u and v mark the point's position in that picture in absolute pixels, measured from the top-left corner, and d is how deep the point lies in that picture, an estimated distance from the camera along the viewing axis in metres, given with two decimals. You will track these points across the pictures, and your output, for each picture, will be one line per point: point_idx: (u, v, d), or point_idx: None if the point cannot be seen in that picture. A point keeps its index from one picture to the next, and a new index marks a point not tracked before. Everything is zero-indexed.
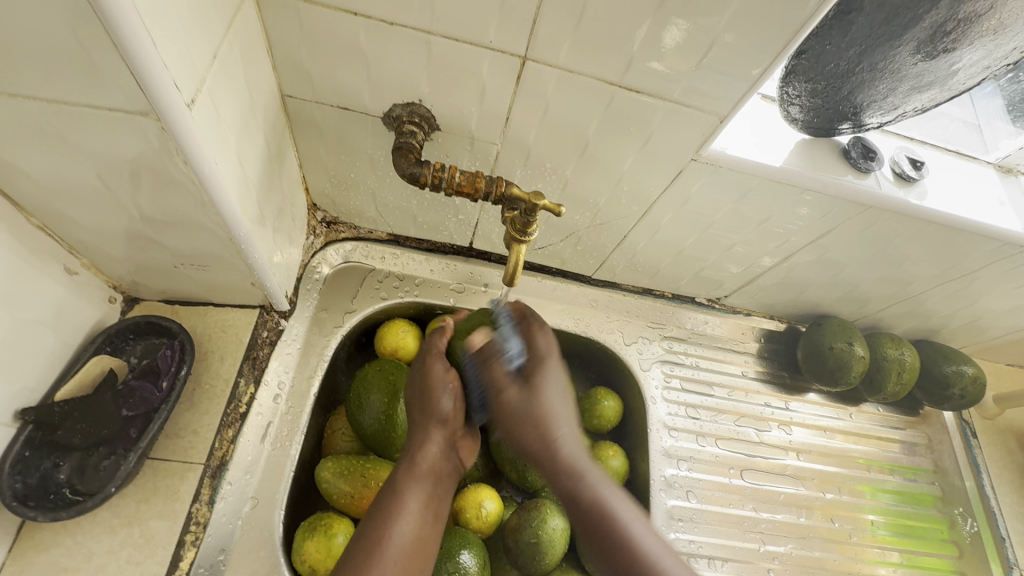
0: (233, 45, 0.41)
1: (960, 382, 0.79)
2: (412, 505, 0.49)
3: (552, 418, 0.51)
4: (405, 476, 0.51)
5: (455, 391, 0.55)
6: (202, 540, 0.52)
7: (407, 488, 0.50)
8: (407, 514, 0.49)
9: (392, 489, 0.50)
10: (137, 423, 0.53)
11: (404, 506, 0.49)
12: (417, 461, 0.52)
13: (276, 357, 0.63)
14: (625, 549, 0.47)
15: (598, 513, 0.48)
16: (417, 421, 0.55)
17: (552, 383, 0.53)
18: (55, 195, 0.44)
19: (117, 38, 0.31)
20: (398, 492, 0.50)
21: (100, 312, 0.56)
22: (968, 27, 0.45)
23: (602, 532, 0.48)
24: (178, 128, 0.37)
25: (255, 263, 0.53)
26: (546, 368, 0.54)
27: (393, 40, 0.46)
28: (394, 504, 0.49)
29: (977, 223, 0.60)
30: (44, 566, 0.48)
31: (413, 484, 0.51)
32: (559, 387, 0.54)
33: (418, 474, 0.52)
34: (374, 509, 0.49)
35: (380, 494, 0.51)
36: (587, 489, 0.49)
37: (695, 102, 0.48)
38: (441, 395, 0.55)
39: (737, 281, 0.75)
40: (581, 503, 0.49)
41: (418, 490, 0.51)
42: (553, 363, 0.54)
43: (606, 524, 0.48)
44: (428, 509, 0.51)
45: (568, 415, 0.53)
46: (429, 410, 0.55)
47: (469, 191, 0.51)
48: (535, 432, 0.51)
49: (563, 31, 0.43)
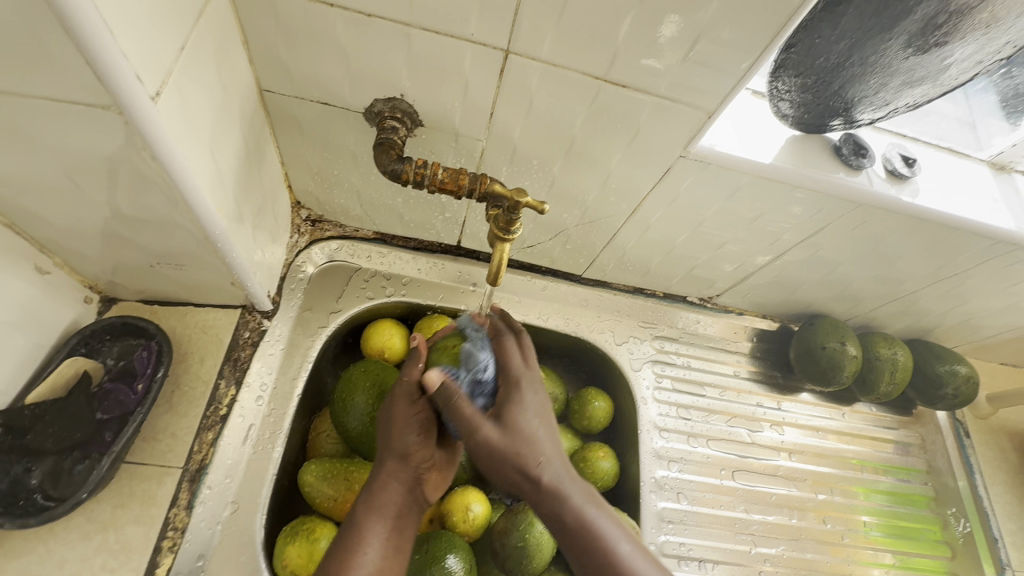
0: (204, 38, 0.40)
1: (953, 382, 0.78)
2: (375, 538, 0.47)
3: (533, 440, 0.45)
4: (369, 509, 0.48)
5: (422, 422, 0.50)
6: (180, 546, 0.51)
7: (370, 523, 0.47)
8: (370, 544, 0.47)
9: (354, 519, 0.48)
10: (112, 427, 0.51)
11: (367, 539, 0.47)
12: (376, 497, 0.49)
13: (259, 357, 0.61)
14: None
15: (592, 542, 0.43)
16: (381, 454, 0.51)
17: (535, 408, 0.47)
18: (21, 192, 0.43)
19: (72, 28, 0.29)
20: (360, 525, 0.47)
21: (75, 312, 0.54)
22: (960, 19, 0.44)
23: (595, 563, 0.43)
24: (144, 123, 0.36)
25: (233, 262, 0.52)
26: (534, 385, 0.48)
27: (372, 33, 0.44)
28: (355, 540, 0.46)
29: (971, 221, 0.59)
30: (15, 573, 0.47)
31: (372, 520, 0.47)
32: (541, 410, 0.47)
33: (377, 509, 0.48)
34: (331, 548, 0.47)
35: (343, 526, 0.48)
36: (580, 526, 0.44)
37: (683, 98, 0.47)
38: (406, 429, 0.50)
39: (729, 280, 0.74)
40: (574, 543, 0.44)
41: (382, 526, 0.48)
42: (534, 380, 0.49)
43: (599, 554, 0.43)
44: (389, 546, 0.48)
45: (553, 440, 0.46)
46: (392, 444, 0.50)
47: (452, 188, 0.50)
48: (516, 462, 0.44)
49: (545, 23, 0.42)
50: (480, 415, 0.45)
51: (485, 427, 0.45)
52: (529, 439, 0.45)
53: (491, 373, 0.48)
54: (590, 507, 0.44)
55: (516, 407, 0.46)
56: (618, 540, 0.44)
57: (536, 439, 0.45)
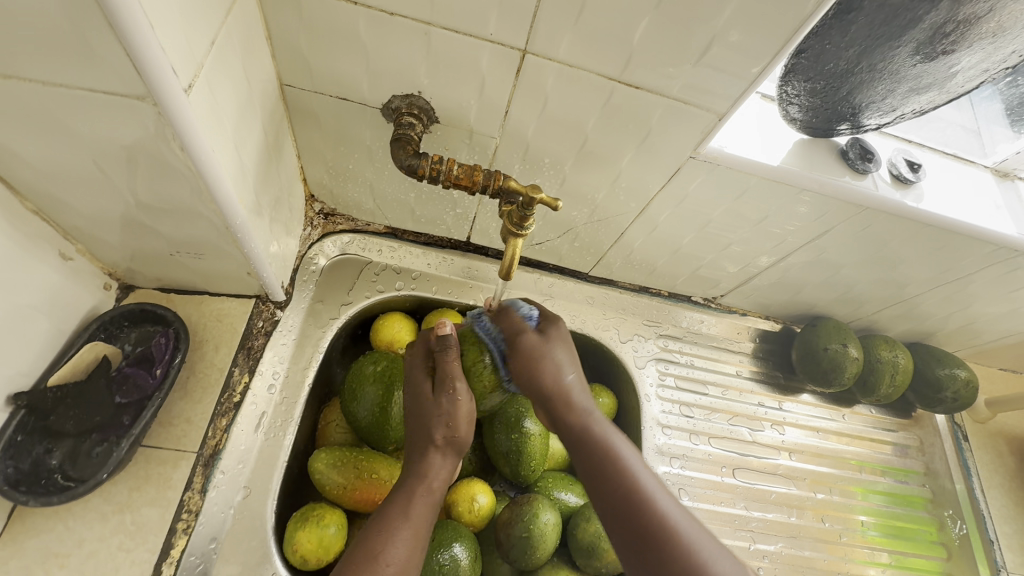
0: (232, 34, 0.41)
1: (953, 386, 0.79)
2: (417, 522, 0.45)
3: (565, 389, 0.50)
4: (418, 491, 0.47)
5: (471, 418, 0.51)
6: (193, 528, 0.52)
7: (415, 507, 0.46)
8: (407, 534, 0.44)
9: (400, 505, 0.46)
10: (130, 411, 0.53)
11: (410, 525, 0.45)
12: (425, 481, 0.47)
13: (271, 346, 0.62)
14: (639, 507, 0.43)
15: (609, 461, 0.46)
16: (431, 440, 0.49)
17: (563, 349, 0.52)
18: (50, 179, 0.44)
19: (115, 22, 0.31)
20: (405, 508, 0.46)
21: (95, 299, 0.56)
22: (967, 28, 0.45)
23: (613, 490, 0.44)
24: (176, 114, 0.37)
25: (251, 252, 0.53)
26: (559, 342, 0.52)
27: (393, 31, 0.45)
28: (400, 520, 0.45)
29: (973, 226, 0.60)
30: (36, 551, 0.48)
31: (418, 503, 0.46)
32: (572, 356, 0.52)
33: (423, 494, 0.47)
34: (373, 524, 0.45)
35: (386, 506, 0.46)
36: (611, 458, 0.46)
37: (694, 100, 0.48)
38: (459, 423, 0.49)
39: (733, 280, 0.76)
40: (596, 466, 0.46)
41: (424, 510, 0.46)
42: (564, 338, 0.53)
43: (621, 483, 0.44)
44: (425, 533, 0.46)
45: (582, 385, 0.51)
46: (448, 434, 0.49)
47: (467, 184, 0.51)
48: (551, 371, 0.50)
49: (562, 26, 0.43)
50: (527, 328, 0.52)
51: (528, 334, 0.51)
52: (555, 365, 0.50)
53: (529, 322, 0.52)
54: (620, 445, 0.48)
55: (559, 335, 0.52)
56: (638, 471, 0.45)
57: (565, 377, 0.51)
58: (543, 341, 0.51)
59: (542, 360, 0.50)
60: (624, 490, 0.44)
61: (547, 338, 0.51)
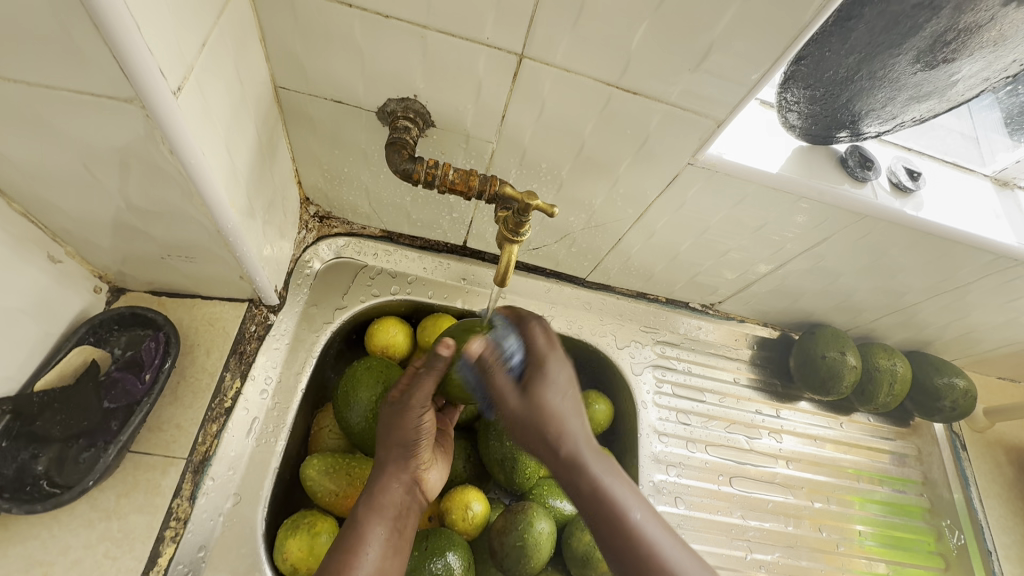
0: (225, 35, 0.41)
1: (951, 395, 0.79)
2: (375, 537, 0.47)
3: (559, 415, 0.48)
4: (368, 505, 0.49)
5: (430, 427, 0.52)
6: (182, 536, 0.52)
7: (369, 524, 0.48)
8: (366, 549, 0.47)
9: (355, 522, 0.48)
10: (118, 416, 0.52)
11: (367, 539, 0.47)
12: (380, 496, 0.49)
13: (264, 351, 0.62)
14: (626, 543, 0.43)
15: (606, 505, 0.45)
16: (385, 453, 0.51)
17: (557, 382, 0.49)
18: (38, 181, 0.43)
19: (101, 22, 0.30)
20: (360, 523, 0.48)
21: (84, 302, 0.55)
22: (968, 37, 0.45)
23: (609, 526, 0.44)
24: (165, 116, 0.36)
25: (243, 256, 0.53)
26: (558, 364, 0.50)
27: (388, 34, 0.45)
28: (354, 538, 0.47)
29: (973, 235, 0.60)
30: (20, 559, 0.47)
31: (376, 518, 0.48)
32: (566, 386, 0.49)
33: (380, 508, 0.49)
34: (334, 546, 0.47)
35: (342, 529, 0.49)
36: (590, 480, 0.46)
37: (693, 106, 0.48)
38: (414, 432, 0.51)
39: (732, 287, 0.75)
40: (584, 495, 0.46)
41: (383, 526, 0.48)
42: (557, 360, 0.50)
43: (611, 517, 0.44)
44: (390, 545, 0.48)
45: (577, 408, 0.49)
46: (401, 441, 0.51)
47: (462, 189, 0.51)
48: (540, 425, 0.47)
49: (560, 30, 0.43)
50: (510, 382, 0.48)
51: (511, 396, 0.48)
52: (551, 413, 0.47)
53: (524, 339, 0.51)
54: (608, 476, 0.46)
55: (545, 379, 0.48)
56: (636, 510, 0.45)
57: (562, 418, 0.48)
58: (542, 368, 0.49)
59: (544, 386, 0.48)
60: (617, 534, 0.44)
61: (527, 394, 0.48)
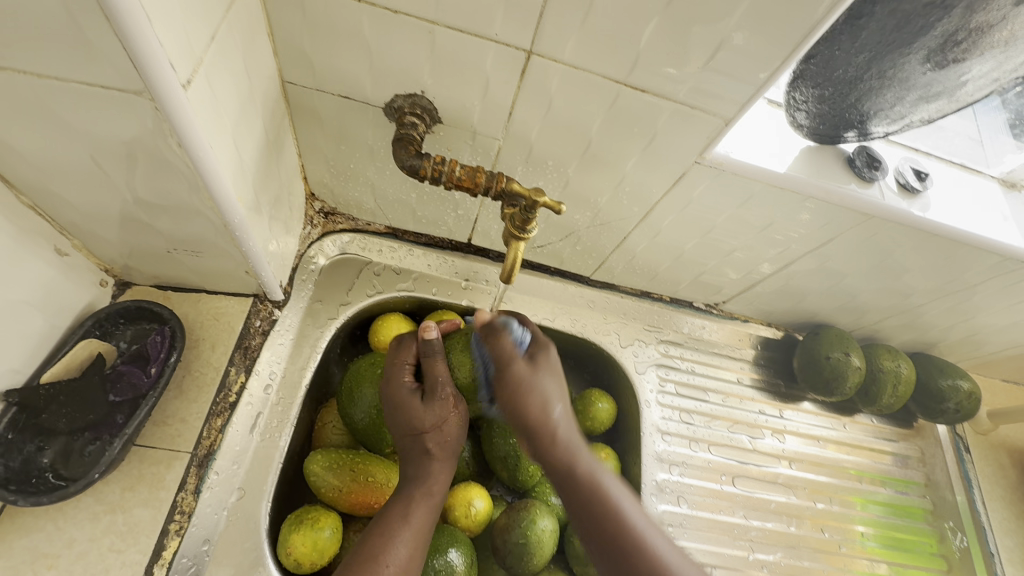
0: (234, 28, 0.41)
1: (955, 397, 0.79)
2: (418, 527, 0.49)
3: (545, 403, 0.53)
4: (421, 497, 0.51)
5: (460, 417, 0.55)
6: (186, 529, 0.52)
7: (416, 512, 0.49)
8: (407, 538, 0.48)
9: (401, 513, 0.49)
10: (124, 410, 0.52)
11: (408, 529, 0.48)
12: (427, 484, 0.51)
13: (269, 346, 0.62)
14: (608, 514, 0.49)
15: (587, 488, 0.50)
16: (430, 445, 0.53)
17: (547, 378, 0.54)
18: (47, 174, 0.43)
19: (114, 16, 0.30)
20: (408, 511, 0.49)
21: (90, 296, 0.55)
22: (979, 36, 0.45)
23: (588, 506, 0.50)
24: (174, 109, 0.36)
25: (250, 251, 0.53)
26: (548, 363, 0.55)
27: (398, 30, 0.45)
28: (399, 523, 0.48)
29: (981, 236, 0.59)
30: (25, 551, 0.47)
31: (420, 507, 0.50)
32: (558, 379, 0.55)
33: (426, 498, 0.51)
34: (378, 525, 0.48)
35: (386, 509, 0.50)
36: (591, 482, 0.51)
37: (702, 104, 0.48)
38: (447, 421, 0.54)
39: (736, 287, 0.75)
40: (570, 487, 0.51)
41: (426, 515, 0.50)
42: (552, 366, 0.56)
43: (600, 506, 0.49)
44: (426, 536, 0.50)
45: (567, 406, 0.55)
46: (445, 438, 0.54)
47: (468, 185, 0.51)
48: (537, 405, 0.53)
49: (569, 27, 0.43)
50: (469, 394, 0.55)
51: (486, 402, 0.54)
52: (535, 401, 0.53)
53: (524, 339, 0.56)
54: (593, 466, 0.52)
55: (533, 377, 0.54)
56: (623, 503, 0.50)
57: (553, 411, 0.53)
58: (535, 364, 0.55)
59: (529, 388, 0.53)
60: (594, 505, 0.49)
61: (507, 395, 0.54)
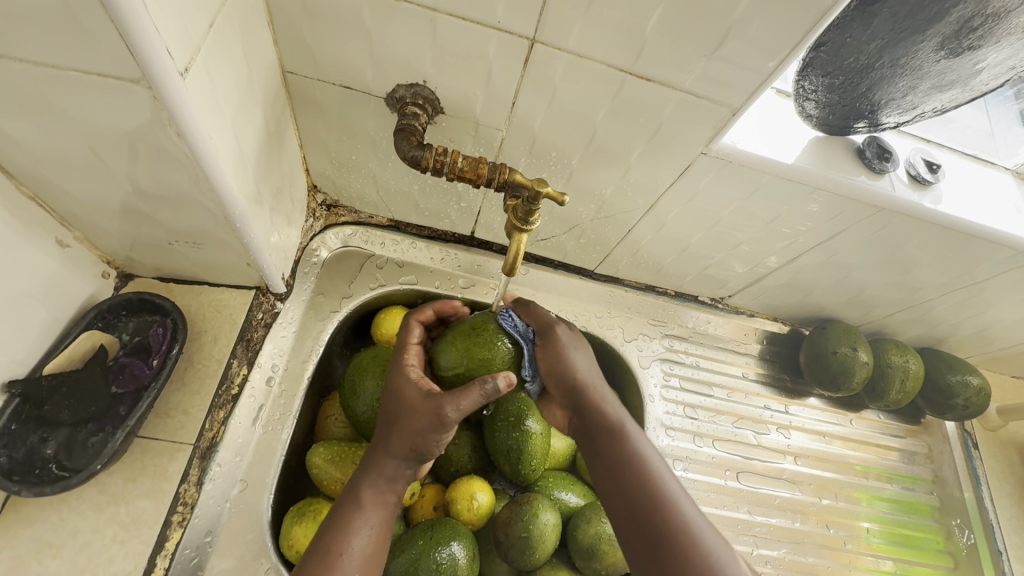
0: (233, 15, 0.40)
1: (964, 393, 0.78)
2: (375, 521, 0.46)
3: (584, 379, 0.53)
4: (375, 485, 0.47)
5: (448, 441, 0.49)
6: (189, 521, 0.52)
7: (371, 502, 0.47)
8: (363, 528, 0.46)
9: (357, 498, 0.47)
10: (126, 401, 0.52)
11: (364, 518, 0.46)
12: (388, 476, 0.48)
13: (271, 338, 0.61)
14: (642, 480, 0.47)
15: (628, 460, 0.49)
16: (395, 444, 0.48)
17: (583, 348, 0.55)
18: (46, 164, 0.43)
19: (107, 1, 0.30)
20: (360, 502, 0.47)
21: (92, 287, 0.55)
22: (996, 23, 0.44)
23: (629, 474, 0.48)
24: (171, 98, 0.36)
25: (251, 243, 0.52)
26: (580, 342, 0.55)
27: (398, 17, 0.44)
28: (355, 513, 0.46)
29: (994, 230, 0.58)
30: (29, 541, 0.48)
31: (377, 500, 0.47)
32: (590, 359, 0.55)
33: (385, 490, 0.48)
34: (332, 515, 0.46)
35: (342, 497, 0.47)
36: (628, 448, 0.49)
37: (707, 93, 0.47)
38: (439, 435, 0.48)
39: (742, 281, 0.74)
40: (617, 471, 0.49)
41: (382, 509, 0.47)
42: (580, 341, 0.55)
43: (637, 472, 0.48)
44: (385, 530, 0.47)
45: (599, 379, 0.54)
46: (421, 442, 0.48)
47: (471, 177, 0.50)
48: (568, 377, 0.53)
49: (572, 16, 0.42)
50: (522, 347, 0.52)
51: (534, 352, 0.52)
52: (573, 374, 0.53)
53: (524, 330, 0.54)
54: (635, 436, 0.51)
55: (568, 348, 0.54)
56: (657, 467, 0.48)
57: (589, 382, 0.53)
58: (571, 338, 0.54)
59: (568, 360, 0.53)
60: (632, 467, 0.48)
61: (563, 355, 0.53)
